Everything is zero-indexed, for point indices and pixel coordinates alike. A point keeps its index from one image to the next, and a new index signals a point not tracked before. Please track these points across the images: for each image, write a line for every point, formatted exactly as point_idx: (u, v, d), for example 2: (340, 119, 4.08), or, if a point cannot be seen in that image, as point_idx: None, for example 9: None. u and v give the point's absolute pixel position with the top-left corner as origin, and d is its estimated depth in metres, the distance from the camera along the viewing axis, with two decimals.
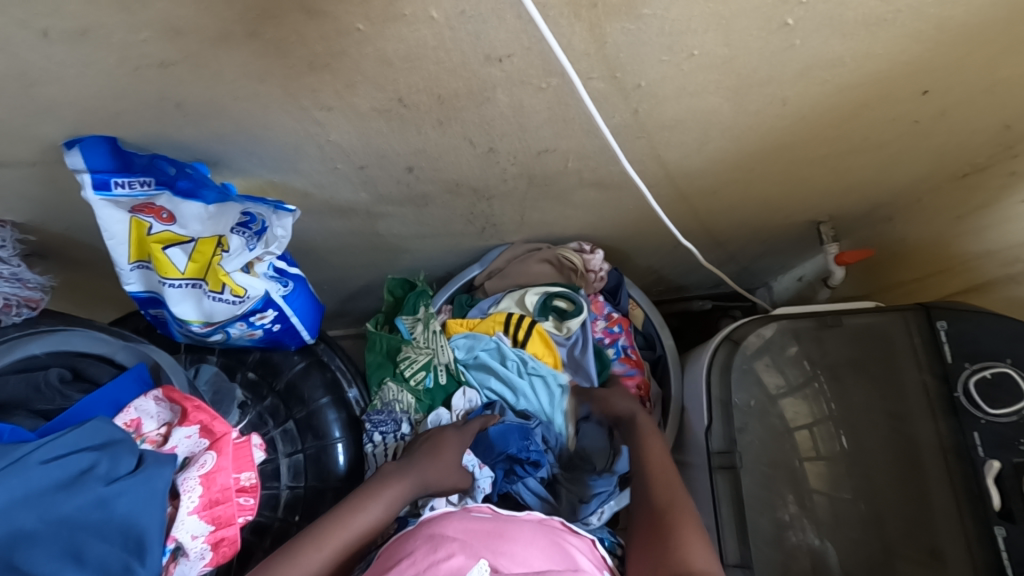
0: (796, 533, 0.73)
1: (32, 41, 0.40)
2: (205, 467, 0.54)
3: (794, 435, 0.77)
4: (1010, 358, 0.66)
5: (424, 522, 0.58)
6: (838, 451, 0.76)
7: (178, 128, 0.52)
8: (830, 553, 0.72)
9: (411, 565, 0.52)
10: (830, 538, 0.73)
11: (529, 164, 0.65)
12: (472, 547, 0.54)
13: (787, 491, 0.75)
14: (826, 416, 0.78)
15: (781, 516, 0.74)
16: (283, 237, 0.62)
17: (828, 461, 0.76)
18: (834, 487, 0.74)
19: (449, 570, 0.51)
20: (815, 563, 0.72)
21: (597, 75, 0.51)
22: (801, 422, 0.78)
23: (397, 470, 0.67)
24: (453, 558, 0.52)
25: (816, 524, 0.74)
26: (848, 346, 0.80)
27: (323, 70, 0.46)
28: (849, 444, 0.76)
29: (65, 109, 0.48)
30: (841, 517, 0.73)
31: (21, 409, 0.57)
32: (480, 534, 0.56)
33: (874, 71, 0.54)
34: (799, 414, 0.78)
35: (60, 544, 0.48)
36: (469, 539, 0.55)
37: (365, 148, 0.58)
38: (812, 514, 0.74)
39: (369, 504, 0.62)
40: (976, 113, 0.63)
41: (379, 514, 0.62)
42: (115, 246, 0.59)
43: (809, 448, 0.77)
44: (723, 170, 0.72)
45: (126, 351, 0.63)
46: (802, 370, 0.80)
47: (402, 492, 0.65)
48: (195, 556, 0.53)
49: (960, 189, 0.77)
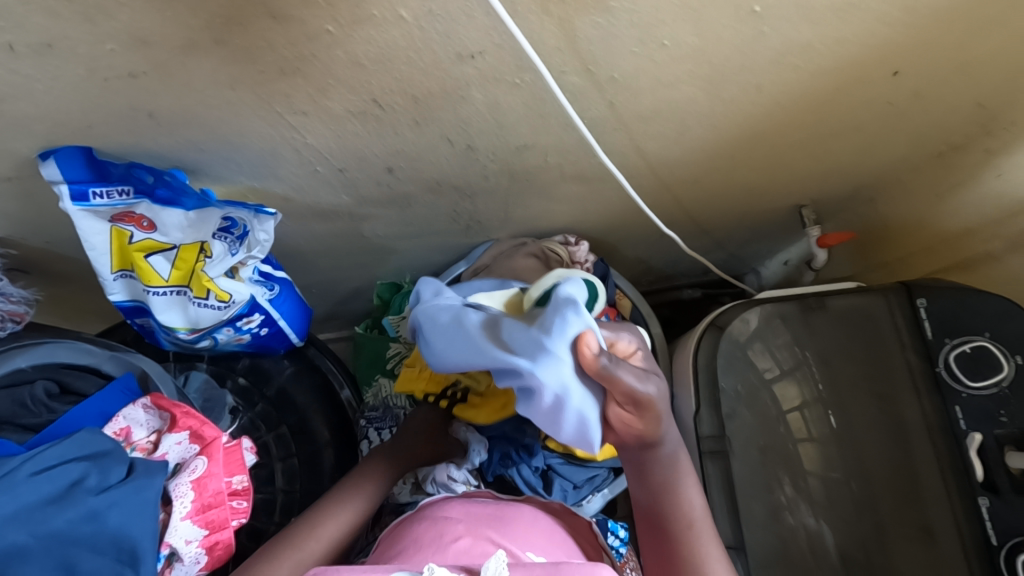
0: (793, 514, 0.74)
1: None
2: (196, 472, 0.55)
3: (787, 418, 0.77)
4: (988, 331, 0.67)
5: (425, 506, 0.61)
6: (828, 432, 0.75)
7: (152, 138, 0.51)
8: (825, 535, 0.73)
9: (418, 549, 0.54)
10: (825, 518, 0.73)
11: (509, 160, 0.65)
12: (476, 529, 0.56)
13: (782, 473, 0.75)
14: (815, 398, 0.77)
15: (777, 498, 0.74)
16: (266, 241, 0.62)
17: (820, 442, 0.75)
18: (827, 465, 0.74)
19: (456, 551, 0.53)
20: (811, 544, 0.73)
21: (570, 69, 0.51)
22: (791, 405, 0.77)
23: (362, 472, 0.68)
24: (460, 539, 0.55)
25: (811, 505, 0.74)
26: (836, 328, 0.79)
27: (294, 75, 0.46)
28: (838, 422, 0.75)
29: (34, 123, 0.47)
30: (835, 497, 0.73)
31: (9, 424, 0.56)
32: (483, 517, 0.58)
33: (845, 55, 0.55)
34: (789, 396, 0.78)
35: (54, 557, 0.48)
36: (474, 520, 0.58)
37: (344, 151, 0.58)
38: (807, 496, 0.74)
39: (336, 510, 0.63)
40: (948, 92, 0.64)
41: (347, 520, 0.63)
42: (97, 257, 0.60)
43: (800, 429, 0.76)
44: (702, 159, 0.72)
45: (113, 361, 0.63)
46: (792, 353, 0.79)
47: (365, 494, 0.66)
48: (190, 561, 0.53)
49: (938, 168, 0.77)
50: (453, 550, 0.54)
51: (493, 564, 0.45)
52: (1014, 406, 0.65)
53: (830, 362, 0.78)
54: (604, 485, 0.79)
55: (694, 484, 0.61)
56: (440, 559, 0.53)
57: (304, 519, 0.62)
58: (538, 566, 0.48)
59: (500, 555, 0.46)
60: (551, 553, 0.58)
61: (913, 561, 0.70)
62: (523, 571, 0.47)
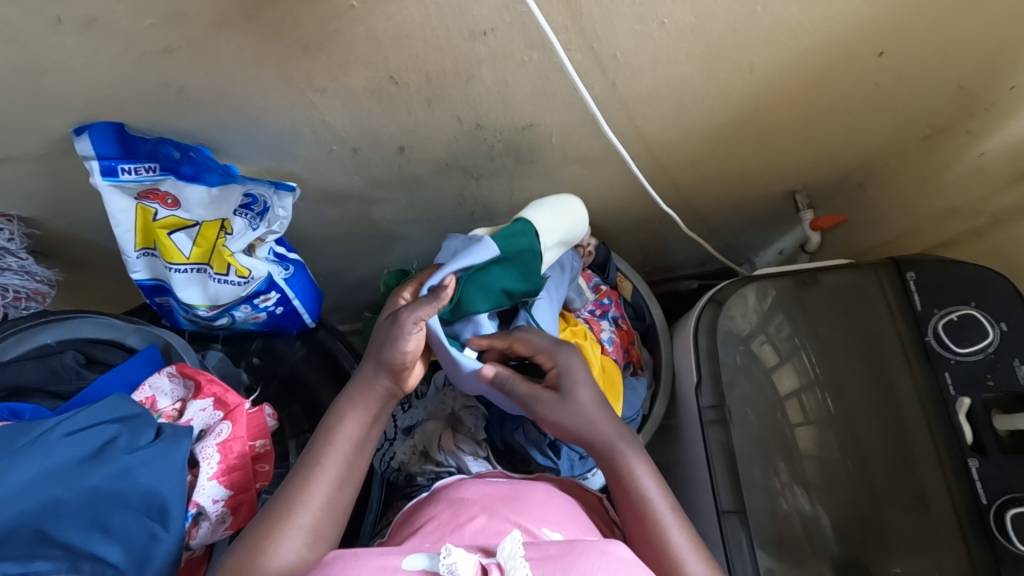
0: (787, 500, 0.75)
1: (44, 29, 0.43)
2: (221, 436, 0.58)
3: (785, 405, 0.78)
4: (974, 301, 0.71)
5: (440, 489, 0.63)
6: (826, 415, 0.77)
7: (181, 116, 0.54)
8: (822, 518, 0.74)
9: (437, 529, 0.55)
10: (820, 501, 0.74)
11: (515, 141, 0.68)
12: (492, 510, 0.57)
13: (780, 460, 0.76)
14: (812, 382, 0.79)
15: (772, 484, 0.75)
16: (284, 218, 0.65)
17: (817, 425, 0.77)
18: (824, 448, 0.76)
19: (473, 531, 0.54)
20: (806, 527, 0.74)
21: (574, 47, 0.54)
22: (790, 390, 0.79)
23: (351, 395, 0.60)
24: (476, 518, 0.56)
25: (807, 488, 0.75)
26: (831, 308, 0.81)
27: (318, 51, 0.49)
28: (835, 406, 0.77)
29: (70, 98, 0.50)
30: (832, 477, 0.75)
31: (39, 390, 0.60)
32: (497, 497, 0.59)
33: (832, 34, 0.58)
34: (788, 382, 0.79)
35: (89, 514, 0.51)
36: (489, 502, 0.58)
37: (359, 130, 0.61)
38: (802, 479, 0.75)
39: (338, 443, 0.57)
40: (931, 73, 0.67)
41: (352, 452, 0.57)
42: (122, 234, 0.64)
43: (798, 415, 0.78)
44: (698, 142, 0.75)
45: (137, 336, 0.66)
46: (790, 341, 0.81)
47: (364, 420, 0.59)
48: (216, 519, 0.57)
49: (923, 150, 0.80)
50: (471, 529, 0.55)
51: (508, 544, 0.44)
52: (999, 371, 0.69)
53: (823, 339, 0.80)
54: None
55: (642, 464, 0.60)
56: (458, 540, 0.54)
57: (304, 461, 0.56)
58: (553, 545, 0.46)
59: (514, 535, 0.45)
60: (566, 529, 0.58)
61: (907, 535, 0.71)
62: (538, 552, 0.45)
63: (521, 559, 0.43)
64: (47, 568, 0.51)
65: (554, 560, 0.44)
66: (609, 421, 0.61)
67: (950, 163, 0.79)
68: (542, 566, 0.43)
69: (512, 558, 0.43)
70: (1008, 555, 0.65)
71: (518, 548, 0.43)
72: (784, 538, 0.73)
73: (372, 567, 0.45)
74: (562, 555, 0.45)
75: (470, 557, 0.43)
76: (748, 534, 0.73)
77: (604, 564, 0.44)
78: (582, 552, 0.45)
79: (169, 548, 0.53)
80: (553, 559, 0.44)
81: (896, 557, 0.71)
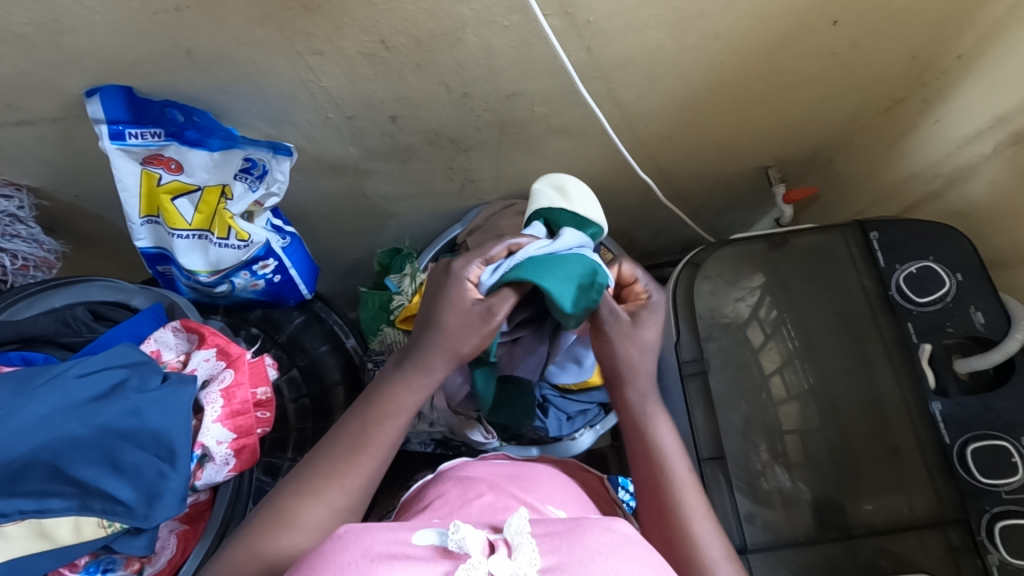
0: (769, 479, 0.76)
1: None
2: (224, 382, 0.62)
3: (769, 384, 0.80)
4: (932, 254, 0.76)
5: (447, 469, 0.67)
6: (806, 388, 0.79)
7: (186, 77, 0.59)
8: (803, 494, 0.75)
9: (446, 504, 0.58)
10: (803, 480, 0.75)
11: (500, 110, 0.72)
12: (499, 488, 0.61)
13: (761, 440, 0.78)
14: (791, 355, 0.81)
15: (753, 464, 0.77)
16: (282, 181, 0.71)
17: (799, 400, 0.78)
18: (805, 423, 0.77)
19: (481, 505, 0.58)
20: (786, 502, 0.75)
21: (551, 12, 0.59)
22: (772, 369, 0.81)
23: (397, 373, 0.60)
24: (483, 496, 0.59)
25: (788, 466, 0.76)
26: (805, 286, 0.83)
27: (316, 12, 0.54)
28: (815, 379, 0.79)
29: (87, 58, 0.55)
30: (813, 452, 0.76)
31: (51, 341, 0.65)
32: (504, 476, 0.63)
33: (789, 1, 0.63)
34: (771, 360, 0.81)
35: (100, 450, 0.54)
36: (496, 481, 0.62)
37: (353, 96, 0.66)
38: (784, 458, 0.76)
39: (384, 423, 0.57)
40: (883, 44, 0.72)
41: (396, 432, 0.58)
42: (128, 199, 0.67)
43: (781, 391, 0.79)
44: (675, 113, 0.79)
45: (141, 296, 0.71)
46: (770, 318, 0.83)
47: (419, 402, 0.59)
48: (220, 461, 0.61)
49: (885, 122, 0.84)
50: (478, 505, 0.58)
51: (515, 521, 0.46)
52: (958, 318, 0.73)
53: (804, 319, 0.82)
54: (596, 421, 0.87)
55: (667, 424, 0.64)
56: (466, 514, 0.57)
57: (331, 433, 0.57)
58: (559, 522, 0.48)
59: (521, 513, 0.47)
60: (569, 506, 0.62)
61: (880, 478, 0.73)
62: (544, 527, 0.47)
63: (528, 536, 0.44)
64: (60, 506, 0.53)
65: (559, 535, 0.46)
66: (649, 383, 0.65)
67: (908, 132, 0.82)
68: (547, 542, 0.45)
69: (519, 534, 0.45)
70: (971, 488, 0.69)
71: (524, 524, 0.45)
72: (760, 481, 0.76)
73: (383, 540, 0.45)
74: (566, 529, 0.47)
75: (479, 533, 0.45)
76: (728, 477, 0.76)
77: (608, 539, 0.45)
78: (586, 528, 0.46)
79: (178, 486, 0.56)
80: (558, 535, 0.46)
81: (869, 495, 0.73)
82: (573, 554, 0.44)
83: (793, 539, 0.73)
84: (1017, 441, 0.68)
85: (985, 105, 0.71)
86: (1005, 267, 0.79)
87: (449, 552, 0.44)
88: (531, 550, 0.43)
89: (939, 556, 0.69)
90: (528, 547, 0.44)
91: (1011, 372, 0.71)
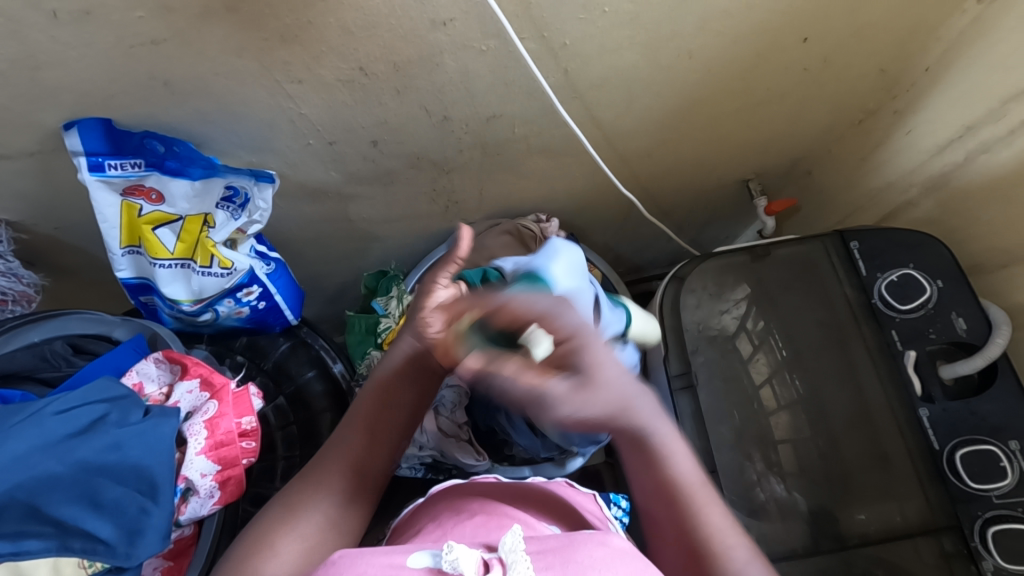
0: (764, 489, 0.75)
1: (43, 23, 0.49)
2: (208, 413, 0.62)
3: (759, 395, 0.79)
4: (912, 262, 0.77)
5: (438, 491, 0.65)
6: (795, 397, 0.78)
7: (166, 108, 0.60)
8: (797, 502, 0.74)
9: (438, 526, 0.57)
10: (797, 488, 0.74)
11: (481, 132, 0.73)
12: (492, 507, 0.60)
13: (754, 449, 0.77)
14: (780, 364, 0.80)
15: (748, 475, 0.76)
16: (265, 208, 0.72)
17: (789, 410, 0.78)
18: (796, 433, 0.77)
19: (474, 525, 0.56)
20: (784, 512, 0.74)
21: (527, 35, 0.60)
22: (762, 380, 0.80)
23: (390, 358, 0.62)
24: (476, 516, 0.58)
25: (782, 476, 0.75)
26: (796, 297, 0.83)
27: (293, 42, 0.55)
28: (804, 388, 0.79)
29: (65, 93, 0.56)
30: (806, 461, 0.75)
31: (28, 377, 0.65)
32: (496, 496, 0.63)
33: (759, 21, 0.65)
34: (760, 370, 0.81)
35: (78, 489, 0.53)
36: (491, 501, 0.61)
37: (333, 122, 0.66)
38: (778, 467, 0.76)
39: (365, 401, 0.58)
40: (852, 60, 0.74)
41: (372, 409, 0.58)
42: (108, 230, 0.67)
43: (771, 401, 0.79)
44: (655, 129, 0.80)
45: (122, 328, 0.70)
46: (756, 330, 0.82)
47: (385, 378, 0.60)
48: (205, 494, 0.61)
49: (859, 134, 0.86)
50: (471, 525, 0.56)
51: (509, 539, 0.45)
52: (940, 324, 0.74)
53: (791, 331, 0.82)
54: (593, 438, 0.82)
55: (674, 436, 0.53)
56: (459, 535, 0.55)
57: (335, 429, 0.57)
58: (552, 539, 0.48)
59: (516, 530, 0.46)
60: (563, 524, 0.62)
61: (869, 486, 0.73)
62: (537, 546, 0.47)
63: (522, 553, 0.43)
64: (38, 547, 0.52)
65: (553, 552, 0.45)
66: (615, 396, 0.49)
67: (882, 142, 0.84)
68: (541, 559, 0.44)
69: (514, 552, 0.44)
70: (961, 493, 0.69)
71: (519, 541, 0.44)
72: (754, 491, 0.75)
73: (378, 565, 0.44)
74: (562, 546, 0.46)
75: (473, 552, 0.44)
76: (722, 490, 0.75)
77: (600, 554, 0.45)
78: (580, 544, 0.47)
79: (160, 521, 0.55)
80: (552, 551, 0.45)
81: (861, 504, 0.72)
82: (567, 570, 0.44)
83: (788, 551, 0.72)
84: (1005, 444, 0.69)
85: (952, 116, 0.73)
86: (984, 273, 0.78)
87: (441, 571, 0.43)
88: (525, 566, 0.43)
89: (934, 564, 0.69)
90: (523, 564, 0.43)
91: (994, 377, 0.71)
